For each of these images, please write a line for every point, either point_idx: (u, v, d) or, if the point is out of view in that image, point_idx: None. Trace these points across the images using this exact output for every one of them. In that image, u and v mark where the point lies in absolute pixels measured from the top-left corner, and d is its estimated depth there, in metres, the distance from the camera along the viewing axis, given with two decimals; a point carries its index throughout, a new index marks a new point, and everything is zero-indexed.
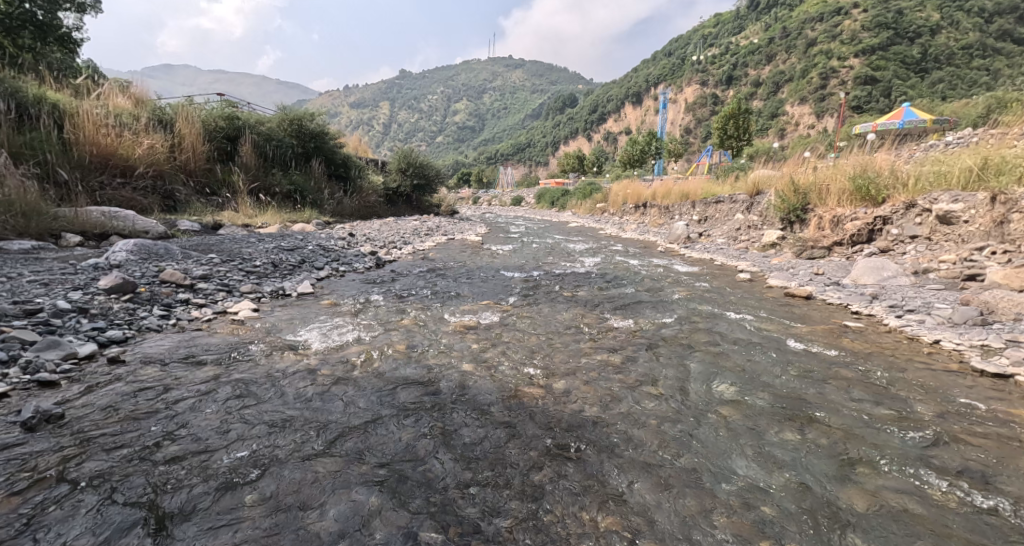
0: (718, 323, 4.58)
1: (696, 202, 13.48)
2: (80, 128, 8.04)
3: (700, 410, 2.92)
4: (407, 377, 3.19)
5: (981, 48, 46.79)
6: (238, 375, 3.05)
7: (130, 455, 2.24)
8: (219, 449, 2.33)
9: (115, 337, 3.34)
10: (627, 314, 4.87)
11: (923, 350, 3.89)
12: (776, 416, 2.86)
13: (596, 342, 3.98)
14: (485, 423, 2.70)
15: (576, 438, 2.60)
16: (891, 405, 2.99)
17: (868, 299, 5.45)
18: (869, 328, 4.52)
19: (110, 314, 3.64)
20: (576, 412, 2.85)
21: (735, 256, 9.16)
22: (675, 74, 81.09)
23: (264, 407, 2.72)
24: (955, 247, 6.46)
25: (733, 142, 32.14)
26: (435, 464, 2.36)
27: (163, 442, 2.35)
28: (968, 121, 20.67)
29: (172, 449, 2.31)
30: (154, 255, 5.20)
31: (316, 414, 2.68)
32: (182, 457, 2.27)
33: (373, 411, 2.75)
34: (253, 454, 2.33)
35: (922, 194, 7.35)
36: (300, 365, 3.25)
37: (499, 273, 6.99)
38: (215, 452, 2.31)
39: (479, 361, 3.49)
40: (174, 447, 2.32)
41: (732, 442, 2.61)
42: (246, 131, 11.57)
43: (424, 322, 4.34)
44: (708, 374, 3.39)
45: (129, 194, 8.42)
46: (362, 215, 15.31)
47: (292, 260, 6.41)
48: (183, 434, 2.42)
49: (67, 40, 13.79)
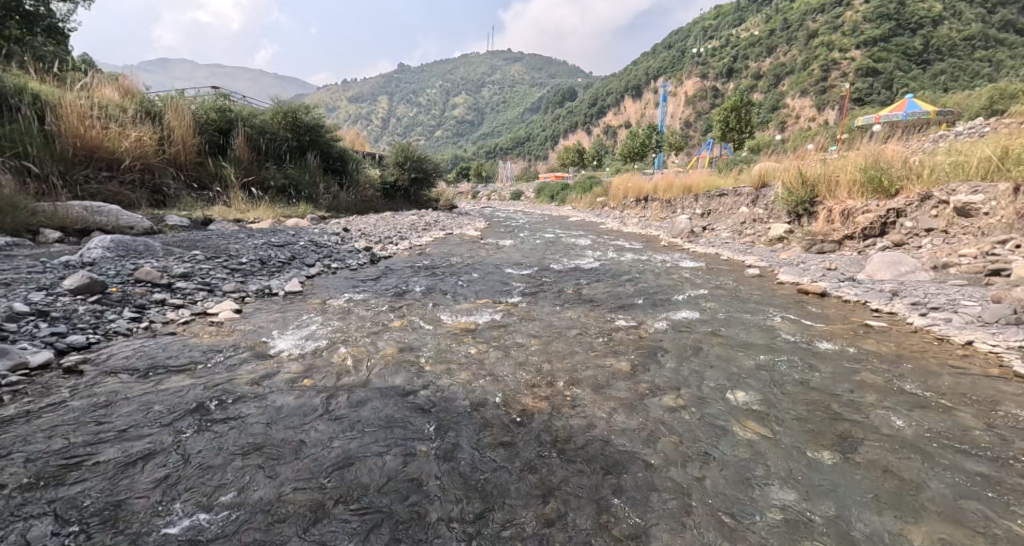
0: (733, 323, 4.32)
1: (699, 195, 13.15)
2: (63, 119, 7.71)
3: (720, 422, 2.65)
4: (400, 387, 2.92)
5: (984, 39, 46.07)
6: (211, 389, 2.76)
7: (73, 485, 2.02)
8: (177, 485, 2.07)
9: (77, 344, 3.06)
10: (634, 314, 4.58)
11: (956, 352, 3.61)
12: (808, 433, 2.57)
13: (605, 344, 3.72)
14: (484, 443, 2.42)
15: (584, 461, 2.33)
16: (932, 419, 2.70)
17: (888, 296, 5.17)
18: (893, 328, 4.22)
19: (74, 317, 3.35)
20: (586, 427, 2.58)
21: (741, 251, 8.88)
22: (676, 67, 80.35)
23: (233, 431, 2.42)
24: (976, 241, 6.17)
25: (735, 135, 31.69)
26: (426, 495, 2.08)
27: (115, 477, 2.08)
28: (973, 111, 20.27)
29: (119, 480, 2.07)
30: (132, 251, 4.92)
31: (294, 436, 2.40)
32: (132, 486, 2.05)
33: (359, 430, 2.48)
34: (210, 496, 2.03)
35: (938, 186, 7.06)
36: (282, 375, 2.98)
37: (499, 269, 6.69)
38: (168, 480, 2.09)
39: (479, 367, 3.22)
40: (124, 483, 2.06)
41: (762, 465, 2.33)
42: (239, 124, 11.21)
43: (420, 323, 4.07)
44: (726, 381, 3.12)
45: (116, 188, 8.14)
46: (359, 209, 15.01)
47: (282, 257, 6.10)
48: (137, 468, 2.14)
49: (55, 30, 13.50)
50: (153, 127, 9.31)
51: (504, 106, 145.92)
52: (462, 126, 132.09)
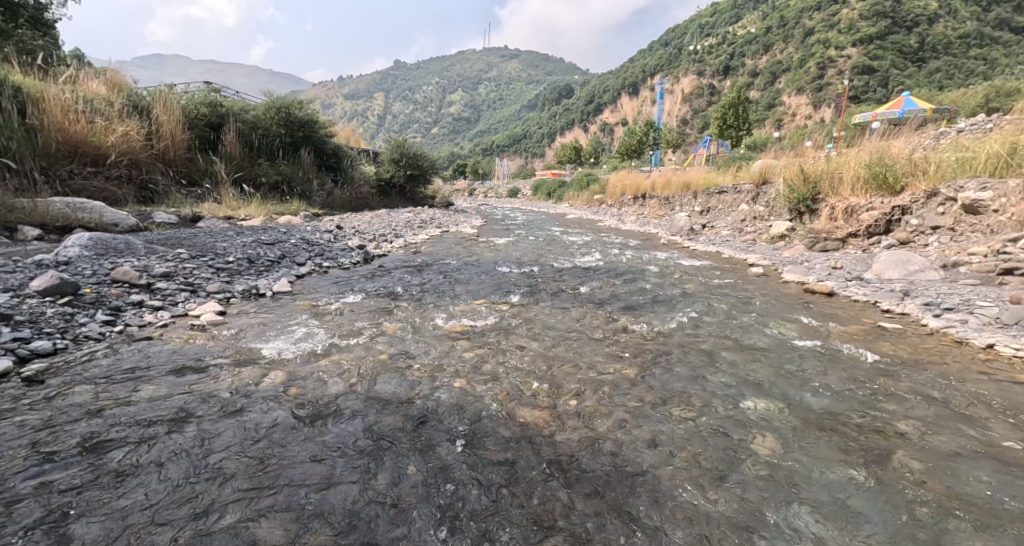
0: (739, 324, 4.16)
1: (699, 192, 12.97)
2: (46, 113, 7.41)
3: (735, 436, 2.47)
4: (391, 397, 2.72)
5: (980, 38, 46.04)
6: (185, 401, 2.55)
7: (28, 504, 1.85)
8: (141, 504, 1.89)
9: (41, 349, 2.85)
10: (638, 315, 4.38)
11: (978, 356, 3.44)
12: (833, 448, 2.39)
13: (608, 348, 3.55)
14: (480, 463, 2.22)
15: (588, 483, 2.13)
16: (962, 430, 2.54)
17: (899, 296, 5.00)
18: (908, 330, 4.05)
19: (40, 321, 3.13)
20: (591, 444, 2.39)
21: (743, 249, 8.72)
22: (672, 64, 80.10)
23: (204, 449, 2.21)
24: (985, 239, 6.01)
25: (733, 133, 31.47)
26: (415, 525, 1.89)
27: (71, 496, 1.89)
28: (968, 110, 20.26)
29: (75, 499, 1.89)
30: (112, 250, 4.68)
31: (272, 455, 2.20)
32: (91, 505, 1.87)
33: (343, 447, 2.27)
34: (170, 526, 1.82)
35: (945, 182, 6.88)
36: (264, 383, 2.77)
37: (496, 268, 6.48)
38: (133, 499, 1.91)
39: (476, 374, 3.03)
40: (81, 502, 1.88)
41: (789, 484, 2.15)
42: (230, 118, 10.91)
43: (415, 325, 3.88)
44: (738, 388, 2.95)
45: (101, 184, 7.88)
46: (354, 206, 14.74)
47: (270, 256, 5.88)
48: (97, 484, 1.96)
49: (39, 22, 13.15)
50: (141, 122, 9.03)
51: (501, 103, 145.30)
52: (458, 123, 131.51)
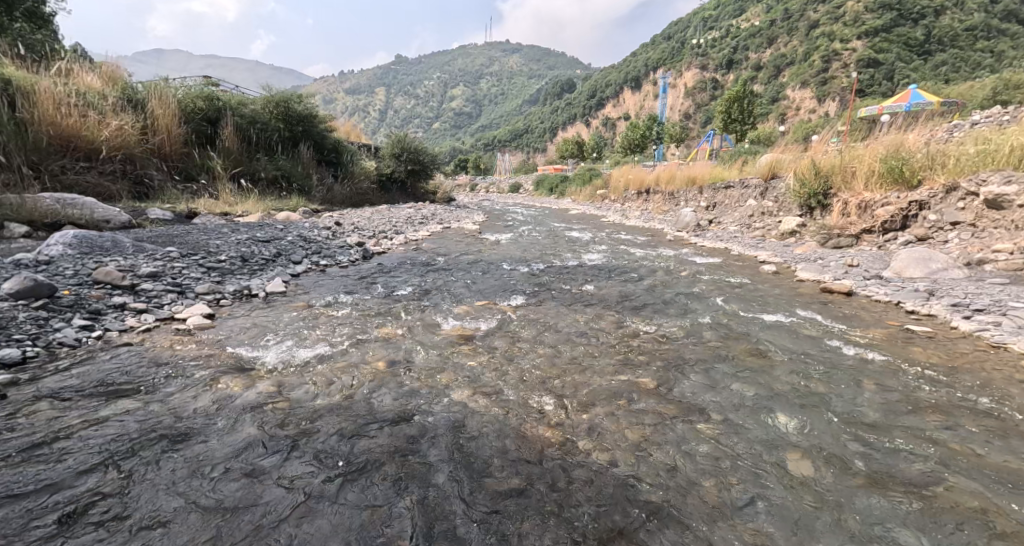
0: (757, 328, 3.93)
1: (704, 187, 12.68)
2: (37, 106, 7.15)
3: (765, 457, 2.27)
4: (387, 411, 2.52)
5: (986, 30, 45.35)
6: (158, 418, 2.32)
7: None
8: (114, 534, 1.72)
9: (10, 359, 2.65)
10: (649, 318, 4.15)
11: (1019, 364, 3.20)
12: (872, 470, 2.19)
13: (621, 354, 3.33)
14: (484, 489, 2.02)
15: (603, 514, 1.93)
16: (1017, 452, 2.30)
17: (924, 296, 4.74)
18: (939, 334, 3.81)
19: (13, 326, 2.93)
20: (605, 466, 2.18)
21: (752, 246, 8.46)
22: (674, 58, 79.42)
23: (177, 475, 1.99)
24: (1010, 235, 5.75)
25: (737, 126, 31.05)
26: None
27: (38, 526, 1.73)
28: (977, 101, 19.86)
29: (41, 528, 1.72)
30: (97, 249, 4.45)
31: (257, 477, 2.01)
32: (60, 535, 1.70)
33: (334, 469, 2.08)
34: None
35: (965, 176, 6.60)
36: (250, 395, 2.57)
37: (498, 267, 6.24)
38: (106, 529, 1.74)
39: (479, 385, 2.82)
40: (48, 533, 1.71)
41: (828, 515, 1.95)
42: (227, 111, 10.62)
43: (413, 329, 3.66)
44: (764, 399, 2.75)
45: (95, 180, 7.68)
46: (354, 201, 14.51)
47: (265, 254, 5.66)
48: (67, 510, 1.79)
49: (35, 15, 12.91)
50: (136, 115, 8.78)
51: (503, 98, 144.64)
52: (459, 118, 130.96)
